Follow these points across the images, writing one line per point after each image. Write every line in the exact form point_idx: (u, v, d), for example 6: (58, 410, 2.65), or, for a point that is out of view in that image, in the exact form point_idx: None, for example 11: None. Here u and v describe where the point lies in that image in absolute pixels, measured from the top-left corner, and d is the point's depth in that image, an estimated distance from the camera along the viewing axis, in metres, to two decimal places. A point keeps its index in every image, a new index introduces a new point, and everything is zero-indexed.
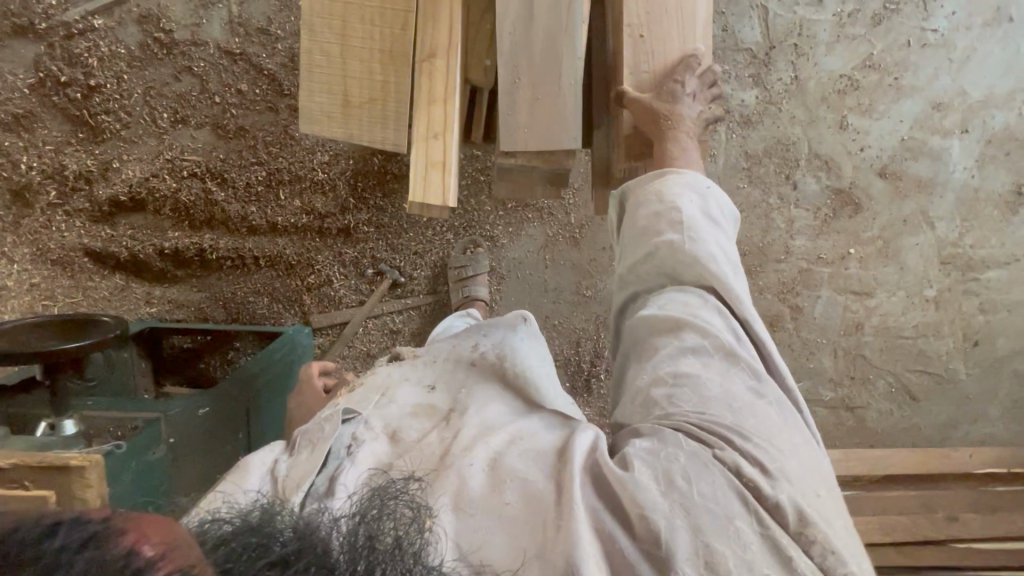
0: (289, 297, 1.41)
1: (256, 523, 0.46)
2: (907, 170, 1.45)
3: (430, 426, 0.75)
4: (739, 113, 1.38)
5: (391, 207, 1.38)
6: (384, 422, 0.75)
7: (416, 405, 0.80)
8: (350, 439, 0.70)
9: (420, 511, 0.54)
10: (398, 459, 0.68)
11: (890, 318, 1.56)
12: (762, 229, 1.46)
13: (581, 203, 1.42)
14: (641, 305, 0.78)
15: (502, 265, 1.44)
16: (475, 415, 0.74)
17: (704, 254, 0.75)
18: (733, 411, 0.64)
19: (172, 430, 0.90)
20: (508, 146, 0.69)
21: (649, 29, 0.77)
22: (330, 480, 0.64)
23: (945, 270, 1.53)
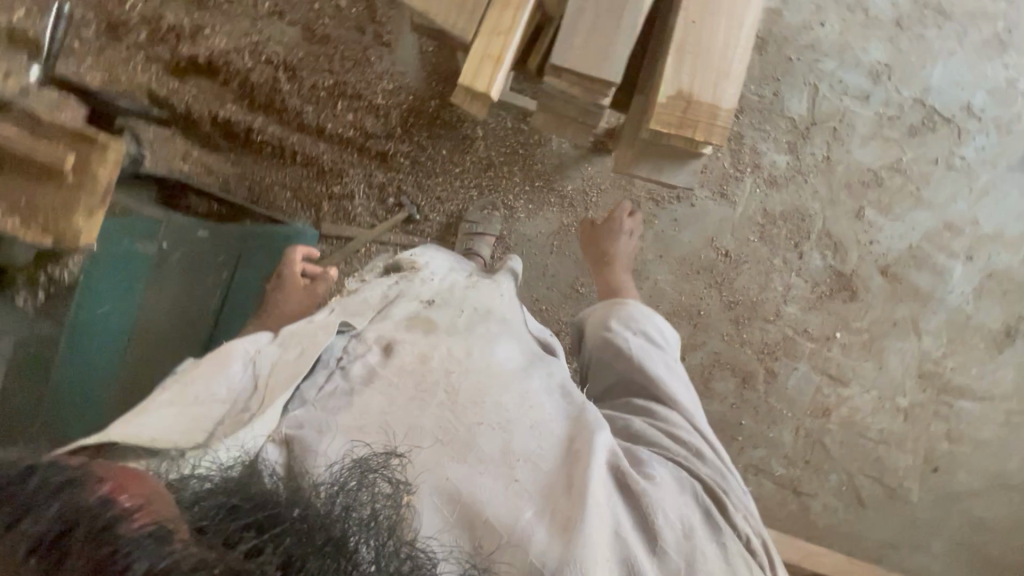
0: (311, 198, 1.50)
1: (235, 486, 0.56)
2: (907, 276, 1.51)
3: (426, 349, 0.84)
4: (768, 172, 1.48)
5: (432, 152, 1.48)
6: (382, 335, 0.86)
7: (410, 317, 0.90)
8: (340, 351, 0.85)
9: (399, 487, 0.65)
10: (380, 372, 0.80)
11: (858, 414, 1.57)
12: (759, 285, 1.52)
13: (601, 204, 1.50)
14: (613, 403, 1.00)
15: (511, 236, 1.51)
16: (484, 365, 0.83)
17: (660, 377, 0.98)
18: (719, 487, 0.86)
19: (167, 235, 0.99)
20: (555, 60, 0.77)
21: (701, 28, 0.82)
22: (323, 393, 0.79)
23: (921, 385, 1.56)
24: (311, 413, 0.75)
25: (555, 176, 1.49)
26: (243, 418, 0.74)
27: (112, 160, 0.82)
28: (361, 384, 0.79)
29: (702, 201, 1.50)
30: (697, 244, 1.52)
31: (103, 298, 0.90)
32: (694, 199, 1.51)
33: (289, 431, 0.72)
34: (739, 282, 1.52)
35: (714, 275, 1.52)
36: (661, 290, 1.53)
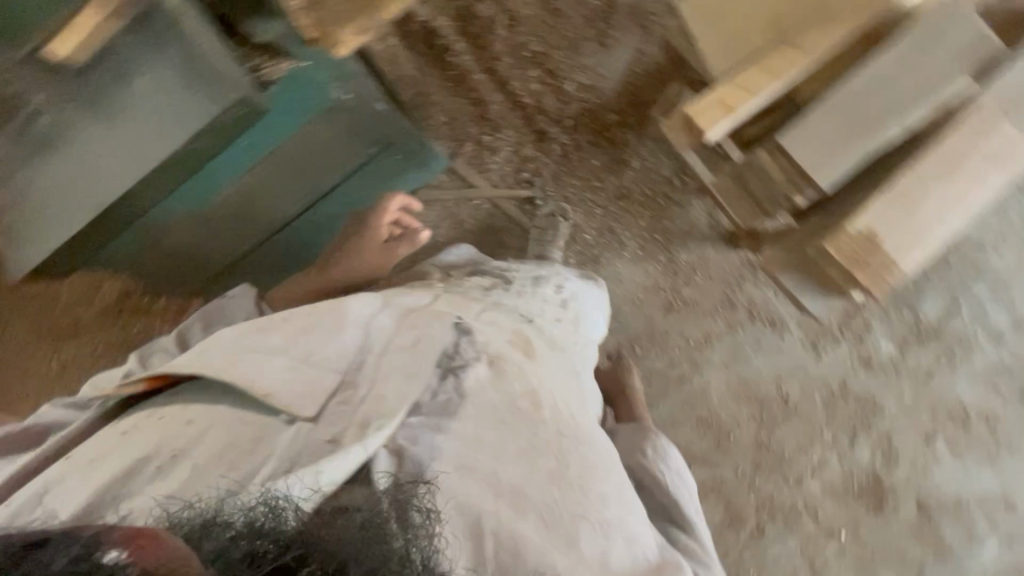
0: (458, 132, 1.52)
1: (260, 528, 0.53)
2: (940, 522, 1.44)
3: (523, 367, 0.89)
4: (868, 351, 1.44)
5: (585, 159, 1.50)
6: (491, 350, 0.89)
7: (512, 339, 0.94)
8: (456, 354, 0.86)
9: (428, 515, 0.65)
10: (489, 390, 0.83)
11: None
12: (797, 444, 1.48)
13: (702, 289, 1.48)
14: None
15: (606, 266, 1.50)
16: (577, 425, 0.88)
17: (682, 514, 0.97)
18: None
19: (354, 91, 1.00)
20: (783, 139, 0.79)
21: (925, 187, 0.80)
22: (436, 401, 0.81)
23: None
24: (431, 429, 0.78)
25: (676, 240, 1.48)
26: (353, 397, 0.77)
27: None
28: (462, 402, 0.81)
29: (791, 340, 1.46)
30: (763, 375, 1.48)
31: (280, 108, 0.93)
32: (786, 335, 1.46)
33: (405, 442, 0.75)
34: (781, 431, 1.48)
35: (761, 410, 1.48)
36: (706, 395, 1.50)
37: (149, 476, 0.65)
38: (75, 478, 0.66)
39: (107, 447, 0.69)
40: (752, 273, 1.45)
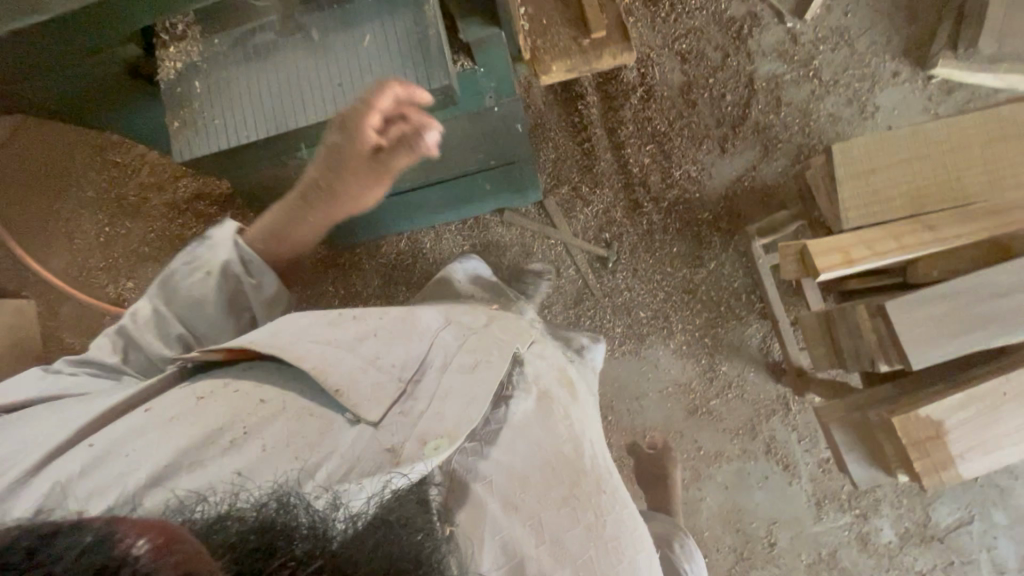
0: (559, 174, 1.56)
1: (270, 519, 0.49)
2: None
3: (567, 409, 0.93)
4: (870, 533, 1.40)
5: (667, 244, 1.52)
6: (537, 386, 0.91)
7: (555, 381, 0.96)
8: (512, 386, 0.88)
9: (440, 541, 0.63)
10: (534, 427, 0.86)
11: None
12: None
13: (730, 409, 1.47)
14: None
15: (648, 349, 1.51)
16: (611, 483, 0.89)
17: None
18: None
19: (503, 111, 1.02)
20: (889, 307, 0.79)
21: (1010, 403, 0.79)
22: (488, 430, 0.83)
23: None
24: (482, 458, 0.80)
25: (723, 350, 1.48)
26: (411, 410, 0.77)
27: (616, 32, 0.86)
28: (507, 431, 0.83)
29: (799, 489, 1.43)
30: (760, 512, 1.44)
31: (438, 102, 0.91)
32: (796, 482, 1.43)
33: (460, 469, 0.79)
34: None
35: (746, 545, 1.44)
36: (698, 509, 1.47)
37: (220, 448, 0.65)
38: (154, 435, 0.66)
39: (183, 410, 0.69)
40: (785, 410, 1.45)
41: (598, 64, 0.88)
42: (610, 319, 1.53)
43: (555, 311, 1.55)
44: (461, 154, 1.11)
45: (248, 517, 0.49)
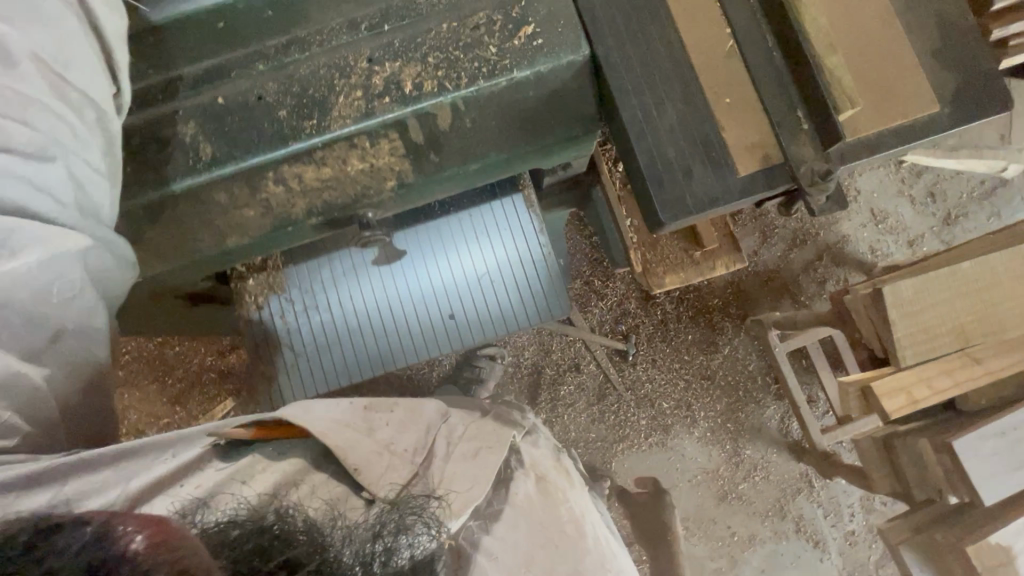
0: (572, 268, 1.55)
1: (268, 524, 0.52)
2: None
3: (571, 493, 0.80)
4: None
5: (682, 332, 1.55)
6: (530, 457, 0.80)
7: (556, 463, 0.84)
8: (512, 468, 0.76)
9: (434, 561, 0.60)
10: (540, 511, 0.73)
11: None
12: None
13: (758, 491, 1.50)
14: None
15: (674, 441, 1.53)
16: (617, 564, 0.76)
17: None
18: None
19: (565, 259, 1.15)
20: (956, 446, 0.83)
21: None
22: (492, 507, 0.71)
23: None
24: (486, 530, 0.68)
25: (746, 433, 1.52)
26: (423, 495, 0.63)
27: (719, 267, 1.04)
28: (507, 511, 0.70)
29: (830, 564, 1.48)
30: None
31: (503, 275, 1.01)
32: (826, 557, 1.48)
33: (465, 544, 0.66)
34: None
35: None
36: None
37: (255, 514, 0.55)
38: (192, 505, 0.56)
39: (224, 493, 0.60)
40: (809, 487, 1.50)
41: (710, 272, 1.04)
42: (634, 412, 1.53)
43: (580, 411, 1.53)
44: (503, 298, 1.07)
45: (243, 520, 0.52)
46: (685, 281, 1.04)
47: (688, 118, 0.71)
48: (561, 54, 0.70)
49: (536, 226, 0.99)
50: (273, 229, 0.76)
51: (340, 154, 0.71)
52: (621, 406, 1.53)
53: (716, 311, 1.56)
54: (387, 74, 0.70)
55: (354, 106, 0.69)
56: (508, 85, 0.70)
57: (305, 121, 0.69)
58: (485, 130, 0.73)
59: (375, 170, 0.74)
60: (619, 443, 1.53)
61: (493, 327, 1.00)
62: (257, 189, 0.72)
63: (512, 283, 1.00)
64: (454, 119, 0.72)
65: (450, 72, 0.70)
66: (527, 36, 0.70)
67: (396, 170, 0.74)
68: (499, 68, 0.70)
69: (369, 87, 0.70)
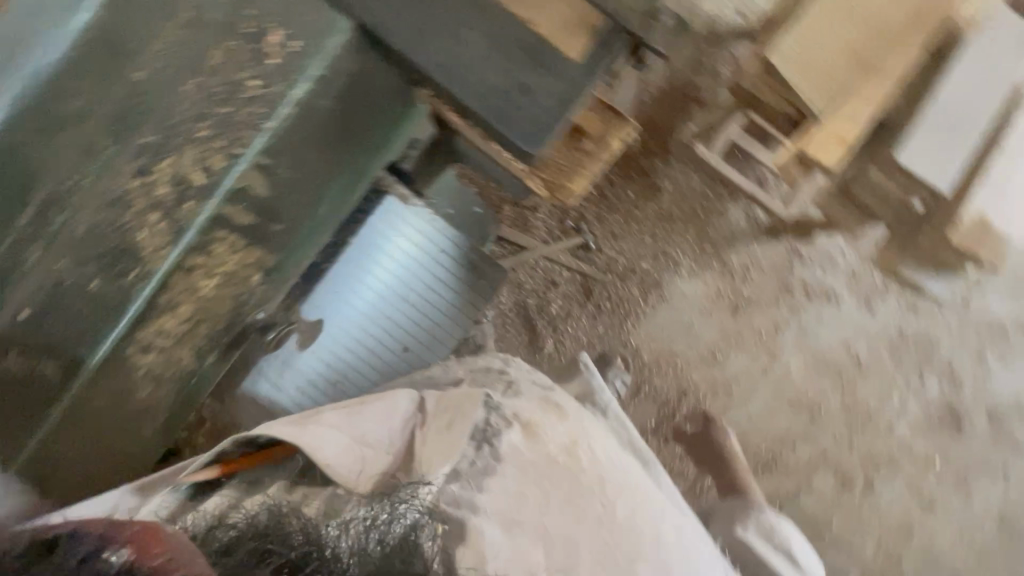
0: (496, 199, 1.51)
1: (263, 530, 0.54)
2: (1012, 427, 1.52)
3: (570, 427, 0.77)
4: (912, 297, 1.53)
5: (622, 193, 1.53)
6: (519, 409, 0.77)
7: (543, 400, 0.80)
8: (486, 425, 0.74)
9: (420, 525, 0.61)
10: (532, 459, 0.72)
11: (940, 545, 1.52)
12: (878, 396, 1.53)
13: (759, 284, 1.54)
14: (765, 521, 0.93)
15: (669, 289, 1.54)
16: (631, 475, 0.75)
17: (788, 535, 0.92)
18: None
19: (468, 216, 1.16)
20: (904, 157, 0.88)
21: (1011, 159, 0.92)
22: (476, 465, 0.71)
23: (1002, 532, 1.52)
24: (472, 489, 0.69)
25: (724, 245, 1.54)
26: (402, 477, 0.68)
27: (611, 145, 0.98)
28: (485, 469, 0.70)
29: (848, 305, 1.54)
30: (834, 345, 1.54)
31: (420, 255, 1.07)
32: (842, 303, 1.54)
33: (447, 504, 0.67)
34: (862, 389, 1.54)
35: (841, 375, 1.54)
36: (789, 378, 1.54)
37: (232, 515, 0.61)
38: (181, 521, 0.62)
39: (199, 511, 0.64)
40: (798, 257, 1.53)
41: (606, 154, 0.99)
42: (622, 288, 1.54)
43: (580, 317, 1.54)
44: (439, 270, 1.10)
45: (254, 520, 0.56)
46: (594, 174, 0.99)
47: (443, 66, 0.78)
48: (306, 75, 0.79)
49: (425, 215, 1.05)
50: (185, 380, 0.90)
51: (185, 274, 0.82)
52: (610, 290, 1.54)
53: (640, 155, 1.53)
54: (165, 178, 0.77)
55: (162, 233, 0.79)
56: (286, 134, 0.81)
57: (128, 271, 0.78)
58: (300, 188, 0.87)
59: (236, 276, 0.88)
60: (627, 320, 1.54)
61: (452, 312, 1.11)
62: (148, 341, 0.83)
63: (440, 271, 1.09)
64: (262, 184, 0.82)
65: (218, 143, 0.78)
66: (259, 77, 0.78)
67: (257, 264, 0.89)
68: (262, 118, 0.79)
69: (160, 201, 0.78)
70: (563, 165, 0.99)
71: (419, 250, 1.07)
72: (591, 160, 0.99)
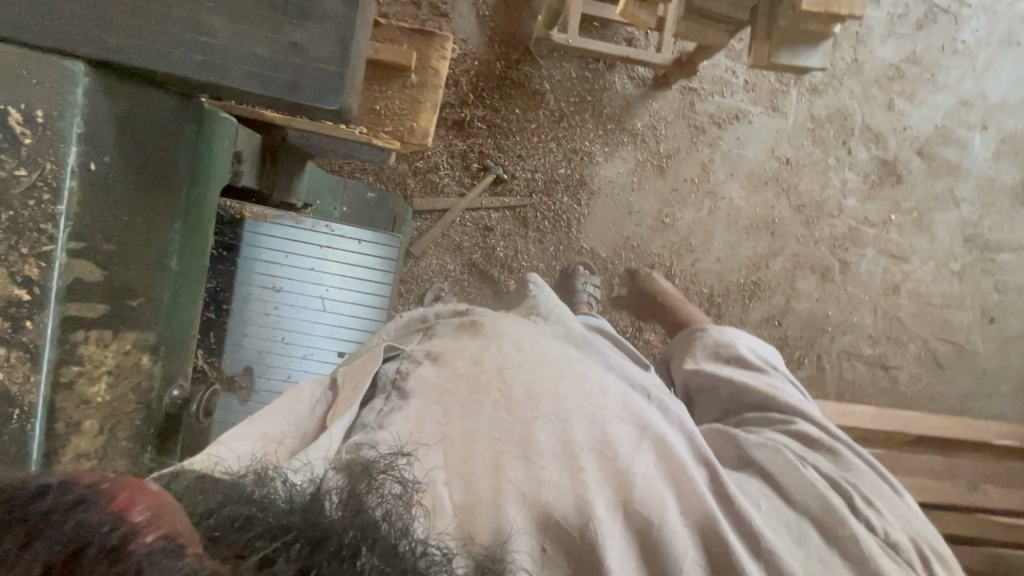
0: (395, 178, 1.46)
1: (250, 494, 0.41)
2: (939, 153, 1.60)
3: (481, 329, 0.67)
4: (808, 81, 1.56)
5: (508, 111, 1.48)
6: (432, 345, 0.66)
7: (462, 324, 0.69)
8: (395, 373, 0.62)
9: (409, 490, 0.48)
10: (438, 374, 0.61)
11: (923, 285, 1.62)
12: (819, 185, 1.58)
13: (670, 135, 1.54)
14: (711, 342, 0.92)
15: (595, 181, 1.53)
16: (541, 355, 0.64)
17: (741, 352, 0.89)
18: (801, 399, 0.81)
19: (351, 206, 1.07)
20: None
21: None
22: (382, 412, 0.58)
23: (967, 247, 1.62)
24: (374, 432, 0.55)
25: (624, 116, 1.53)
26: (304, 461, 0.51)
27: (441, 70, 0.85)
28: (392, 413, 0.57)
29: (757, 117, 1.55)
30: (761, 158, 1.56)
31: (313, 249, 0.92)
32: (751, 117, 1.55)
33: (347, 454, 0.52)
34: (802, 185, 1.58)
35: (780, 182, 1.57)
36: (738, 207, 1.57)
37: None
38: None
39: None
40: (694, 94, 1.54)
41: (439, 81, 0.85)
42: (553, 200, 1.52)
43: (528, 247, 1.52)
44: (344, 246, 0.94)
45: (240, 483, 0.42)
46: (436, 106, 0.85)
47: (226, 31, 0.57)
48: (75, 106, 0.53)
49: (294, 220, 0.89)
50: None
51: (80, 397, 0.58)
52: (543, 209, 1.52)
53: (505, 69, 1.47)
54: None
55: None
56: (77, 177, 0.54)
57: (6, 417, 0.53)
58: (141, 240, 0.61)
59: (127, 368, 0.63)
60: (571, 229, 1.53)
61: (380, 290, 1.00)
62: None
63: (345, 258, 0.95)
64: (97, 259, 0.57)
65: (25, 241, 0.52)
66: (26, 131, 0.51)
67: (140, 345, 0.64)
68: (53, 179, 0.53)
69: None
70: (397, 108, 0.84)
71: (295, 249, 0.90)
72: (427, 95, 0.85)
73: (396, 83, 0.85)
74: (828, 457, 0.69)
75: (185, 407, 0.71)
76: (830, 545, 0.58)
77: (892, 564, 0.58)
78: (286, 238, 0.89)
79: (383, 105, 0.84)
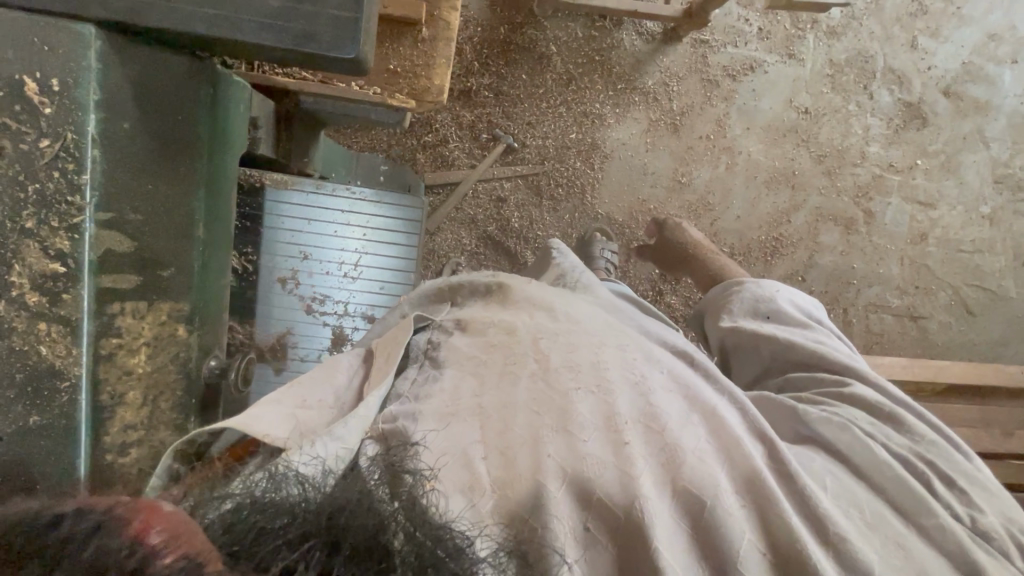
0: (406, 152, 1.44)
1: (262, 496, 0.39)
2: (967, 91, 1.53)
3: (515, 304, 0.67)
4: (825, 24, 1.49)
5: (514, 76, 1.44)
6: (460, 314, 0.67)
7: (489, 299, 0.69)
8: (426, 343, 0.65)
9: (420, 477, 0.47)
10: (477, 352, 0.61)
11: (952, 231, 1.57)
12: (840, 133, 1.53)
13: (684, 91, 1.49)
14: (749, 296, 0.91)
15: (607, 144, 1.50)
16: (576, 325, 0.63)
17: (784, 308, 0.87)
18: (854, 358, 0.79)
19: (363, 179, 1.06)
20: None
21: None
22: (418, 386, 0.59)
23: (998, 189, 1.57)
24: (411, 403, 0.56)
25: (634, 74, 1.48)
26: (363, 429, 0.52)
27: (454, 22, 0.83)
28: (418, 388, 0.59)
29: (773, 66, 1.50)
30: (778, 108, 1.51)
31: (334, 209, 0.91)
32: (766, 66, 1.50)
33: (386, 422, 0.54)
34: (823, 135, 1.53)
35: (800, 133, 1.52)
36: (757, 161, 1.52)
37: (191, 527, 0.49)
38: None
39: None
40: (706, 46, 1.48)
41: (451, 33, 0.83)
42: (567, 168, 1.49)
43: (544, 216, 1.50)
44: (365, 209, 0.94)
45: (252, 487, 0.40)
46: (451, 60, 0.83)
47: None
48: (89, 71, 0.52)
49: (314, 184, 0.89)
50: None
51: (122, 368, 0.58)
52: (557, 175, 1.49)
53: (508, 31, 1.44)
54: (26, 282, 0.53)
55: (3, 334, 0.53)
56: (98, 146, 0.53)
57: (57, 391, 0.54)
58: (166, 214, 0.62)
59: (164, 339, 0.63)
60: (586, 195, 1.50)
61: (405, 252, 0.99)
62: (144, 463, 0.61)
63: (368, 222, 0.95)
64: (126, 230, 0.57)
65: (54, 215, 0.53)
66: (45, 101, 0.51)
67: (177, 315, 0.65)
68: (75, 149, 0.52)
69: (35, 306, 0.53)
70: (410, 63, 0.83)
71: (316, 214, 0.90)
72: (441, 46, 0.83)
73: (409, 37, 0.82)
74: (893, 426, 0.67)
75: (224, 376, 0.72)
76: (909, 529, 0.56)
77: (981, 553, 0.56)
78: (308, 203, 0.89)
79: (398, 62, 0.82)
